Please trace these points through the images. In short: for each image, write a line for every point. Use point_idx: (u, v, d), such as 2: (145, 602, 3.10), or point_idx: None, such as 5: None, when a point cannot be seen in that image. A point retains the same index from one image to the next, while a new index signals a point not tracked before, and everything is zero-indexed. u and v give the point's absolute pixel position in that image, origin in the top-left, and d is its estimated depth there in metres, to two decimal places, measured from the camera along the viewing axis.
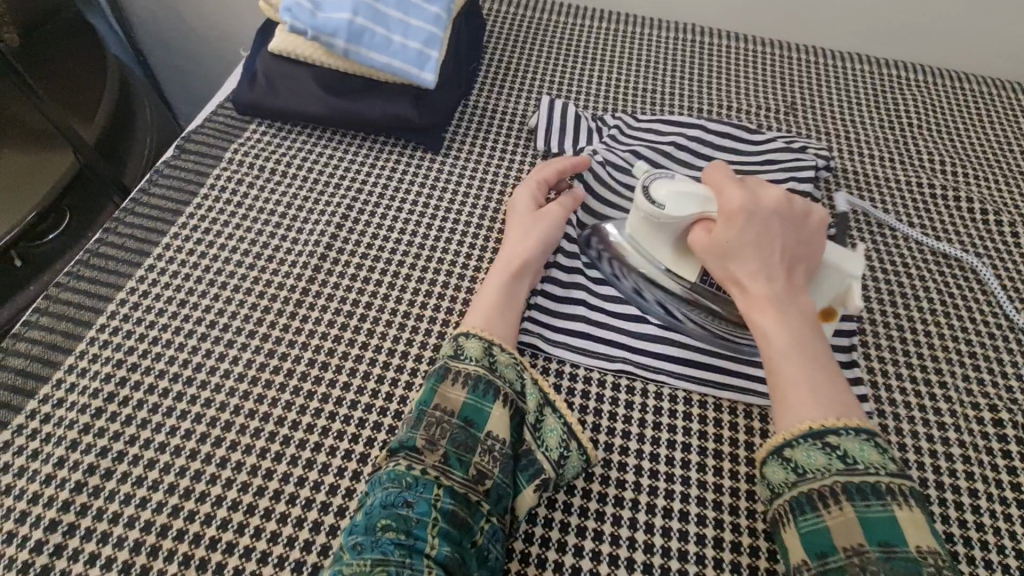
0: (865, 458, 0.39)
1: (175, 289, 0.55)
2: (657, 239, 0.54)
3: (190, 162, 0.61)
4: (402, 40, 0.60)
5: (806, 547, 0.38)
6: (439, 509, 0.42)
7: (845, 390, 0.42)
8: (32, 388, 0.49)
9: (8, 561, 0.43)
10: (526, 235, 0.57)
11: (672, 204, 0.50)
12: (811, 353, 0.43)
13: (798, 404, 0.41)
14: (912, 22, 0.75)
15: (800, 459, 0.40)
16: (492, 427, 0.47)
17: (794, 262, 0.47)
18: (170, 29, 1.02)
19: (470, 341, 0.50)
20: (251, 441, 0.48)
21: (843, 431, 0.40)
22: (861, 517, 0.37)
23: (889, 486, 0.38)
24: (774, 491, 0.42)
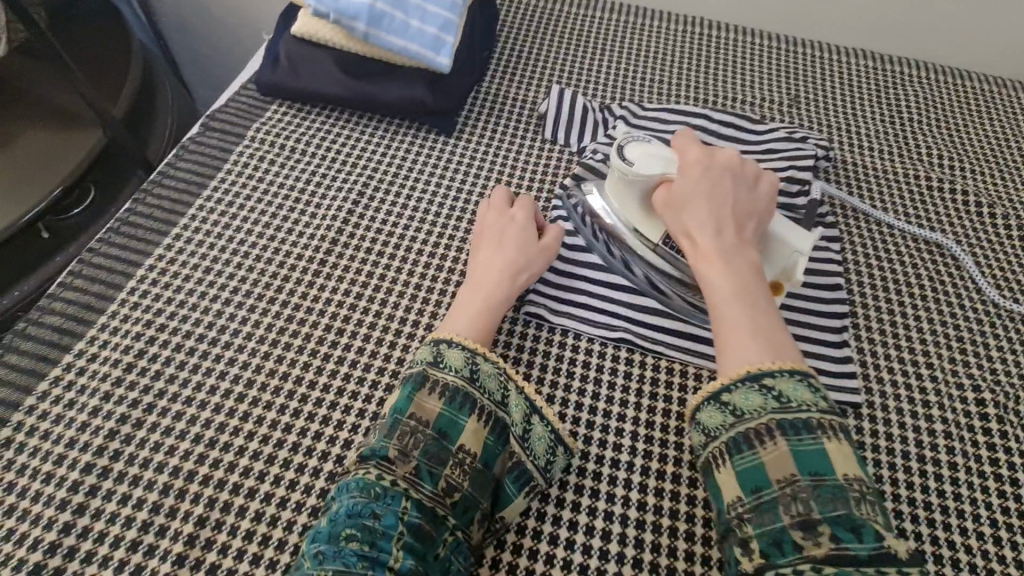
0: (798, 397, 0.42)
1: (198, 252, 0.58)
2: (627, 200, 0.57)
3: (216, 140, 0.66)
4: (418, 25, 0.61)
5: (741, 484, 0.41)
6: (406, 523, 0.41)
7: (782, 336, 0.45)
8: (67, 343, 0.53)
9: (46, 499, 0.45)
10: (529, 261, 0.56)
11: (640, 162, 0.54)
12: (756, 303, 0.47)
13: (740, 350, 0.44)
14: (911, 22, 0.81)
15: (737, 401, 0.43)
16: (465, 440, 0.45)
17: (742, 219, 0.50)
18: (205, 16, 1.11)
19: (453, 350, 0.48)
20: (258, 394, 0.51)
21: (778, 373, 0.43)
22: (793, 450, 0.40)
23: (819, 422, 0.41)
24: (711, 434, 0.44)
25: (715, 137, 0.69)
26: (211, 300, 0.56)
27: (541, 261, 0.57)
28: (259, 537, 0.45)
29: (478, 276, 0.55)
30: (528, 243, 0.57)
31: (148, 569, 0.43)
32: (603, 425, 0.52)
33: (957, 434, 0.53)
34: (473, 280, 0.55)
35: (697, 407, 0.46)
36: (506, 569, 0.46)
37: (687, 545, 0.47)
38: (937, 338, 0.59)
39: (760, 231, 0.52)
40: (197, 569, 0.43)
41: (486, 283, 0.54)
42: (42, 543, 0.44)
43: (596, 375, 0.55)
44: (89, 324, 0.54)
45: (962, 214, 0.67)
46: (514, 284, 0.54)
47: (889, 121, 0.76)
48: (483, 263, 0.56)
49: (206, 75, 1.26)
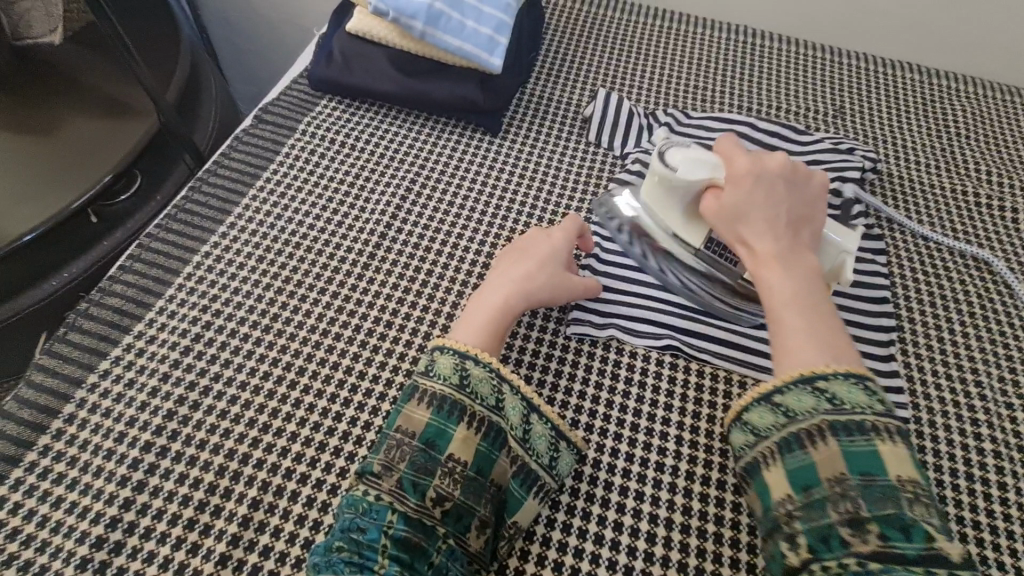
0: (853, 400, 0.42)
1: (251, 242, 0.60)
2: (670, 206, 0.56)
3: (269, 132, 0.68)
4: (474, 26, 0.63)
5: (792, 482, 0.41)
6: (390, 536, 0.41)
7: (839, 339, 0.44)
8: (128, 325, 0.54)
9: (108, 474, 0.47)
10: (548, 284, 0.53)
11: (685, 167, 0.53)
12: (812, 305, 0.46)
13: (792, 353, 0.44)
14: (959, 37, 0.80)
15: (790, 403, 0.43)
16: (454, 449, 0.45)
17: (800, 222, 0.49)
18: (250, 12, 1.14)
19: (444, 356, 0.48)
20: (309, 381, 0.52)
21: (831, 376, 0.43)
22: (845, 450, 0.40)
23: (873, 424, 0.41)
24: (761, 435, 0.44)
25: (760, 147, 0.68)
26: (266, 288, 0.57)
27: (557, 290, 0.54)
28: (311, 522, 0.46)
29: (491, 282, 0.53)
30: (553, 266, 0.54)
31: (204, 548, 0.44)
32: (647, 428, 0.52)
33: (1006, 454, 0.52)
34: (484, 287, 0.53)
35: (747, 407, 0.46)
36: (552, 566, 0.46)
37: (731, 551, 0.47)
38: (987, 356, 0.58)
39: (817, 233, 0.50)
40: (252, 550, 0.44)
41: (500, 293, 0.52)
42: (103, 517, 0.45)
43: (640, 378, 0.55)
44: (148, 307, 0.55)
45: (1009, 232, 0.66)
46: (523, 301, 0.52)
47: (936, 135, 0.75)
48: (503, 272, 0.54)
49: (245, 69, 1.29)
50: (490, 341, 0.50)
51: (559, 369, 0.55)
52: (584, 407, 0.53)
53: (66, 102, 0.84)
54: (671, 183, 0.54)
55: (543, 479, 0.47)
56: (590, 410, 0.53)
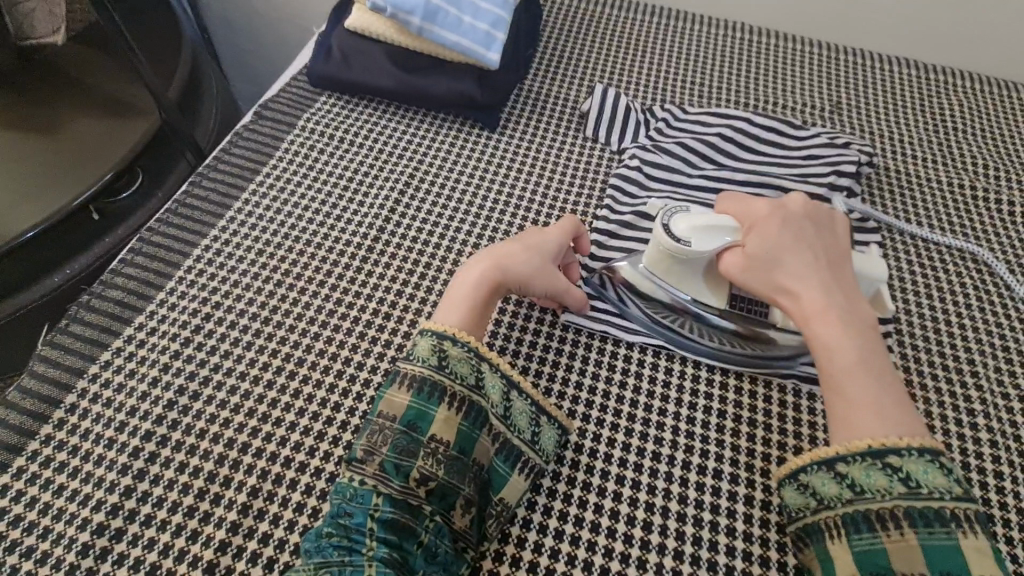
0: (929, 481, 0.41)
1: (251, 236, 0.60)
2: (682, 276, 0.54)
3: (268, 128, 0.68)
4: (471, 21, 0.64)
5: (860, 566, 0.40)
6: (376, 518, 0.42)
7: (906, 409, 0.43)
8: (129, 317, 0.55)
9: (109, 463, 0.47)
10: (529, 269, 0.52)
11: (696, 239, 0.51)
12: (876, 373, 0.44)
13: (859, 423, 0.43)
14: (956, 32, 0.80)
15: (857, 476, 0.42)
16: (436, 430, 0.45)
17: (840, 278, 0.49)
18: (251, 12, 1.15)
19: (423, 340, 0.48)
20: (309, 372, 0.52)
21: (906, 451, 0.41)
22: (924, 545, 0.39)
23: (954, 513, 0.39)
24: (822, 501, 0.43)
25: (757, 142, 0.68)
26: (265, 281, 0.57)
27: (539, 275, 0.53)
28: (309, 510, 0.46)
29: (471, 259, 0.53)
30: (537, 254, 0.53)
31: (204, 536, 0.45)
32: (644, 418, 0.52)
33: (1002, 443, 0.53)
34: (466, 263, 0.53)
35: (804, 468, 0.45)
36: (548, 555, 0.46)
37: (727, 539, 0.47)
38: (983, 347, 0.58)
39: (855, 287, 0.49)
40: (251, 537, 0.45)
41: (480, 277, 0.51)
42: (105, 505, 0.45)
43: (636, 369, 0.55)
44: (149, 299, 0.56)
45: (1006, 225, 0.67)
46: (497, 277, 0.52)
47: (933, 130, 0.75)
48: (487, 254, 0.53)
49: (246, 68, 1.30)
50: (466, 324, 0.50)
51: (556, 361, 0.55)
52: (580, 397, 0.53)
53: (68, 101, 0.85)
54: (684, 257, 0.52)
55: (526, 455, 0.47)
56: (586, 400, 0.53)
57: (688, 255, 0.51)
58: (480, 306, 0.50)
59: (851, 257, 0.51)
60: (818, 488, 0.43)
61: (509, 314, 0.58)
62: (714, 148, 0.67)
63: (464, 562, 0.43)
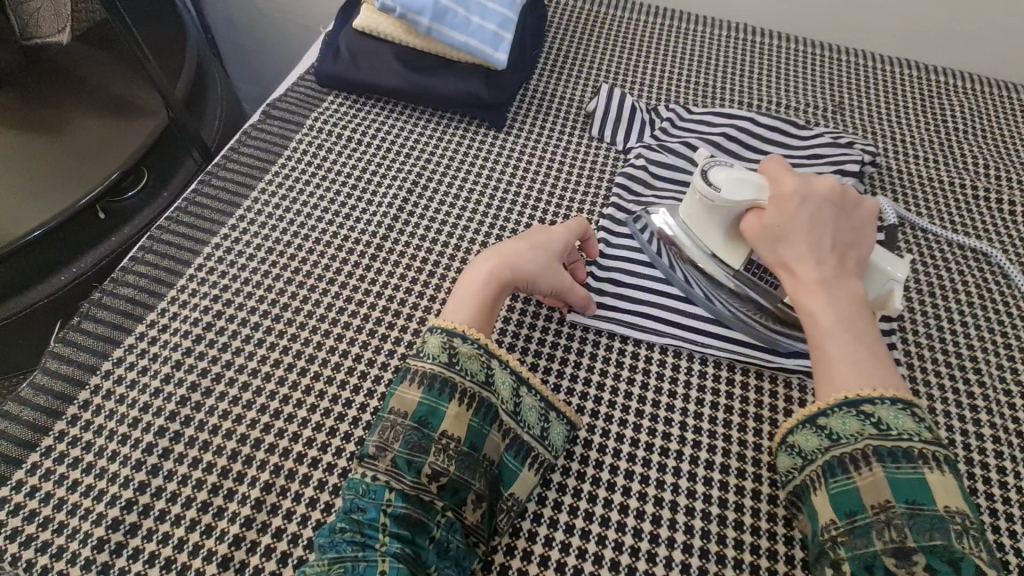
0: (900, 425, 0.42)
1: (261, 234, 0.61)
2: (711, 226, 0.55)
3: (277, 127, 0.69)
4: (479, 21, 0.64)
5: (836, 507, 0.41)
6: (389, 513, 0.42)
7: (884, 365, 0.45)
8: (140, 314, 0.55)
9: (123, 458, 0.48)
10: (537, 264, 0.53)
11: (729, 187, 0.52)
12: (859, 333, 0.46)
13: (837, 376, 0.44)
14: (957, 33, 0.81)
15: (835, 426, 0.43)
16: (447, 426, 0.45)
17: (845, 248, 0.49)
18: (255, 12, 1.15)
19: (433, 337, 0.49)
20: (320, 369, 0.53)
21: (878, 401, 0.43)
22: (890, 478, 0.40)
23: (921, 451, 0.41)
24: (806, 457, 0.45)
25: (761, 141, 0.69)
26: (276, 279, 0.58)
27: (545, 270, 0.53)
28: (322, 504, 0.46)
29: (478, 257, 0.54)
30: (544, 249, 0.54)
31: (218, 530, 0.45)
32: (652, 414, 0.53)
33: (1005, 438, 0.53)
34: (472, 262, 0.54)
35: (791, 429, 0.46)
36: (558, 549, 0.46)
37: (735, 533, 0.47)
38: (986, 344, 0.59)
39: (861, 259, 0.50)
40: (264, 531, 0.45)
41: (489, 270, 0.52)
42: (120, 500, 0.46)
43: (645, 366, 0.56)
44: (160, 296, 0.56)
45: (1007, 224, 0.67)
46: (503, 275, 0.52)
47: (935, 130, 0.76)
48: (495, 250, 0.54)
49: (250, 68, 1.30)
50: (476, 317, 0.50)
51: (565, 357, 0.56)
52: (589, 393, 0.54)
53: (74, 100, 0.85)
54: (716, 204, 0.53)
55: (536, 450, 0.48)
56: (595, 396, 0.54)
57: (718, 202, 0.52)
58: (490, 300, 0.51)
59: (869, 234, 0.51)
60: (801, 445, 0.45)
61: (518, 311, 0.59)
62: (719, 148, 0.68)
63: (476, 556, 0.44)
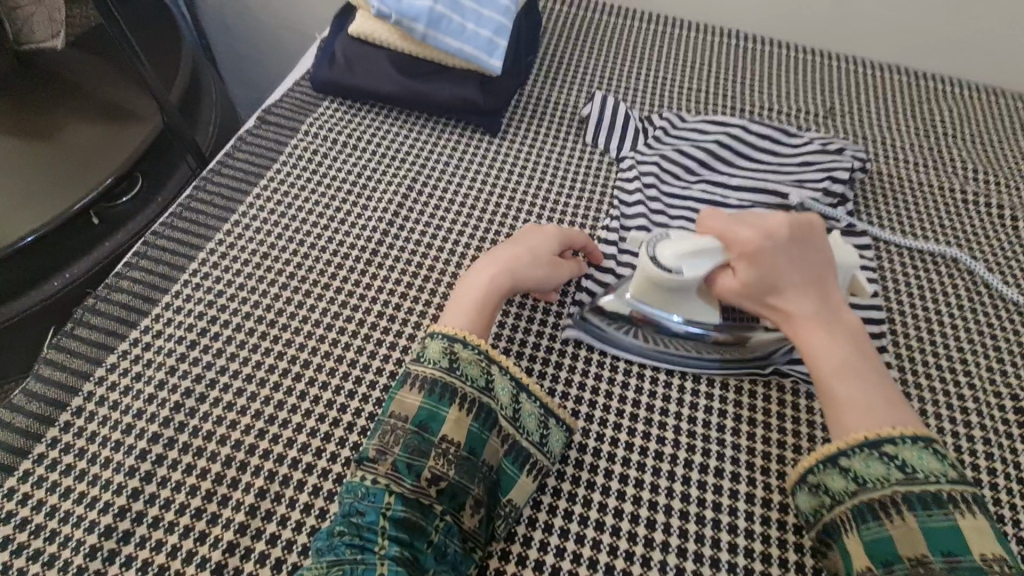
0: (926, 467, 0.42)
1: (255, 239, 0.61)
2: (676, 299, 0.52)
3: (272, 133, 0.69)
4: (474, 28, 0.64)
5: (869, 556, 0.41)
6: (389, 517, 0.42)
7: (896, 400, 0.45)
8: (134, 320, 0.55)
9: (116, 465, 0.47)
10: (535, 266, 0.54)
11: (687, 266, 0.49)
12: (862, 370, 0.46)
13: (852, 419, 0.45)
14: (944, 40, 0.82)
15: (858, 468, 0.43)
16: (447, 430, 0.46)
17: (821, 280, 0.49)
18: (250, 18, 1.15)
19: (434, 342, 0.49)
20: (315, 374, 0.53)
21: (900, 440, 0.43)
22: (924, 528, 0.40)
23: (950, 495, 0.41)
24: (831, 497, 0.44)
25: (754, 149, 0.69)
26: (271, 284, 0.58)
27: (544, 271, 0.54)
28: (317, 510, 0.46)
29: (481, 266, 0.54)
30: (542, 251, 0.55)
31: (213, 537, 0.45)
32: (646, 418, 0.53)
33: (996, 441, 0.54)
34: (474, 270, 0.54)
35: (813, 468, 0.46)
36: (554, 554, 0.46)
37: (730, 536, 0.47)
38: (977, 347, 0.60)
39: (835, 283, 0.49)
40: (259, 538, 0.45)
41: (487, 277, 0.53)
42: (113, 507, 0.46)
43: (639, 370, 0.56)
44: (155, 302, 0.56)
45: (996, 227, 0.68)
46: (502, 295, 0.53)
47: (923, 135, 0.77)
48: (490, 258, 0.54)
49: (245, 74, 1.30)
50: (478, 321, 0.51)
51: (560, 362, 0.56)
52: (584, 398, 0.54)
53: (68, 105, 0.85)
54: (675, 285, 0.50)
55: (535, 457, 0.48)
56: (590, 400, 0.54)
57: (679, 283, 0.50)
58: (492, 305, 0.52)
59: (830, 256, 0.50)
60: (827, 486, 0.45)
61: (513, 316, 0.59)
62: (712, 154, 0.69)
63: (472, 562, 0.44)
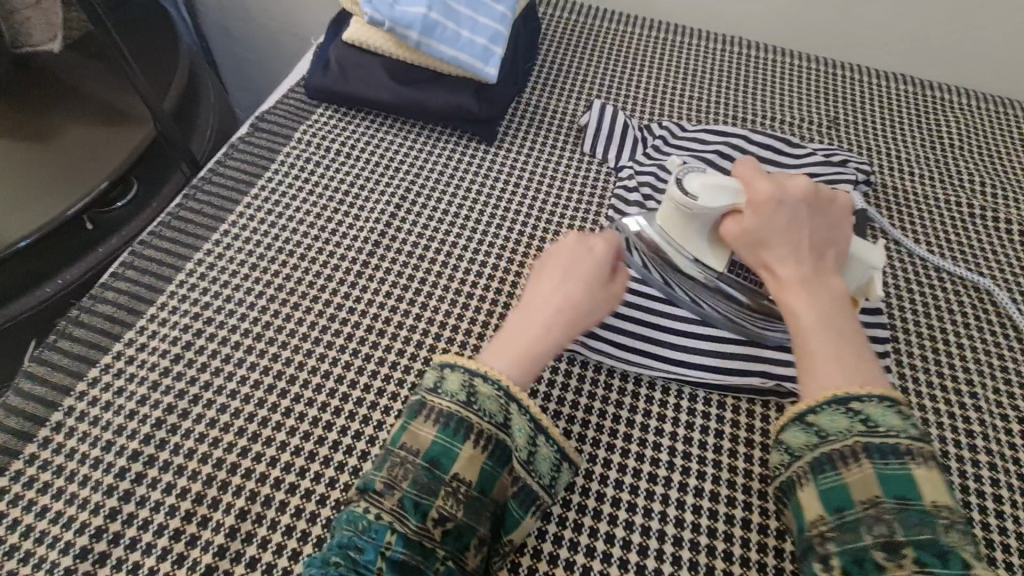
0: (888, 423, 0.41)
1: (244, 250, 0.60)
2: (690, 235, 0.52)
3: (264, 140, 0.68)
4: (469, 36, 0.63)
5: (824, 504, 0.40)
6: (388, 557, 0.40)
7: (871, 360, 0.43)
8: (118, 333, 0.54)
9: (93, 484, 0.46)
10: (595, 304, 0.52)
11: (706, 196, 0.48)
12: (839, 329, 0.44)
13: (822, 372, 0.43)
14: (952, 48, 0.81)
15: (823, 423, 0.42)
16: (459, 469, 0.44)
17: (822, 246, 0.48)
18: (250, 21, 1.15)
19: (452, 373, 0.47)
20: (301, 390, 0.51)
21: (866, 398, 0.41)
22: (879, 474, 0.39)
23: (909, 447, 0.40)
24: (793, 455, 0.43)
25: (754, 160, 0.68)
26: (258, 296, 0.57)
27: (604, 309, 0.53)
28: (299, 533, 0.45)
29: (568, 317, 0.51)
30: (599, 286, 0.52)
31: (190, 559, 0.44)
32: (639, 438, 0.52)
33: (1002, 466, 0.52)
34: (557, 318, 0.50)
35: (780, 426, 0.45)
36: None
37: (723, 564, 0.46)
38: (983, 367, 0.58)
39: (839, 257, 0.49)
40: (238, 561, 0.44)
41: (549, 324, 0.50)
42: (88, 528, 0.44)
43: (633, 388, 0.55)
44: (139, 315, 0.55)
45: (1004, 242, 0.67)
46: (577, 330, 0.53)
47: (929, 146, 0.75)
48: (541, 292, 0.51)
49: (245, 78, 1.29)
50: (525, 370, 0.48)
51: (553, 379, 0.55)
52: (577, 416, 0.53)
53: (63, 109, 0.84)
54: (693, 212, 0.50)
55: (542, 500, 0.46)
56: (582, 420, 0.53)
57: (696, 211, 0.49)
58: (544, 350, 0.49)
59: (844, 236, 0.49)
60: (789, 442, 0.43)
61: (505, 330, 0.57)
62: (713, 165, 0.67)
63: None
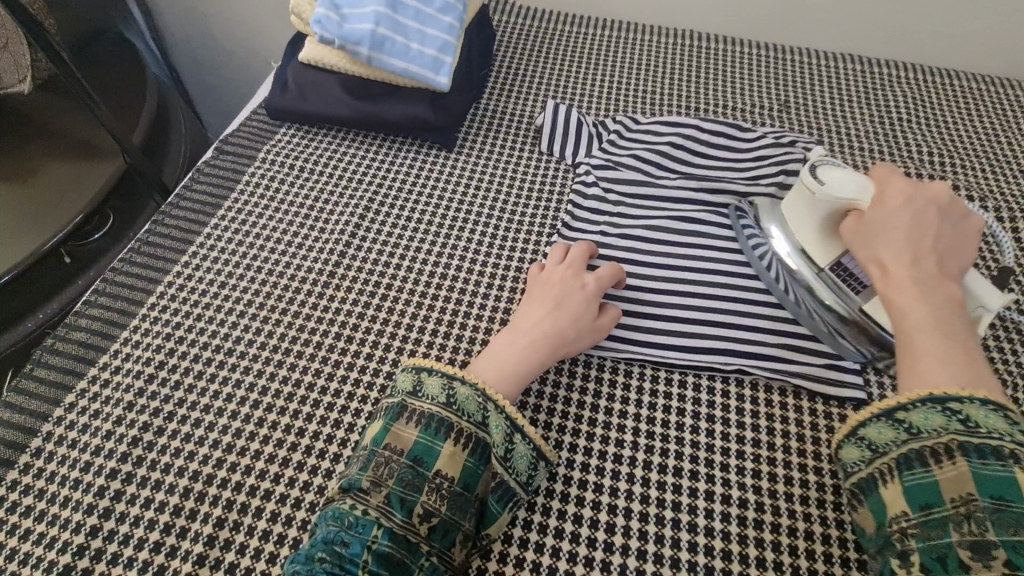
0: (990, 424, 0.41)
1: (212, 269, 0.61)
2: (805, 221, 0.56)
3: (228, 162, 0.70)
4: (418, 47, 0.65)
5: (910, 501, 0.41)
6: (373, 551, 0.42)
7: (979, 366, 0.44)
8: (93, 357, 0.55)
9: (75, 503, 0.48)
10: (578, 337, 0.54)
11: (832, 183, 0.52)
12: (947, 330, 0.45)
13: (925, 370, 0.44)
14: (893, 25, 0.83)
15: (915, 419, 0.43)
16: (441, 465, 0.46)
17: (943, 252, 0.49)
18: (216, 49, 1.17)
19: (431, 377, 0.50)
20: (273, 400, 0.53)
21: (966, 399, 0.42)
22: (976, 473, 0.39)
23: (1013, 451, 0.39)
24: (877, 449, 0.44)
25: (705, 148, 0.69)
26: (228, 312, 0.58)
27: (587, 340, 0.55)
28: (275, 536, 0.46)
29: (552, 349, 0.53)
30: (584, 319, 0.55)
31: (171, 569, 0.45)
32: (605, 422, 0.54)
33: None
34: (542, 347, 0.53)
35: (863, 421, 0.45)
36: (513, 563, 0.47)
37: (689, 535, 0.48)
38: None
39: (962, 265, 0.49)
40: (218, 567, 0.45)
41: (531, 350, 0.53)
42: (70, 546, 0.46)
43: (598, 374, 0.57)
44: (112, 339, 0.56)
45: None
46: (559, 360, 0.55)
47: (877, 121, 0.77)
48: (527, 317, 0.55)
49: (214, 103, 1.31)
50: (510, 384, 0.51)
51: None
52: (543, 405, 0.55)
53: (34, 148, 0.86)
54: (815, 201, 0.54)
55: (519, 496, 0.48)
56: (548, 408, 0.55)
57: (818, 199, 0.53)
58: (524, 372, 0.52)
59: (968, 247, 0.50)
60: (872, 438, 0.44)
61: (471, 327, 0.58)
62: (666, 156, 0.69)
63: None
